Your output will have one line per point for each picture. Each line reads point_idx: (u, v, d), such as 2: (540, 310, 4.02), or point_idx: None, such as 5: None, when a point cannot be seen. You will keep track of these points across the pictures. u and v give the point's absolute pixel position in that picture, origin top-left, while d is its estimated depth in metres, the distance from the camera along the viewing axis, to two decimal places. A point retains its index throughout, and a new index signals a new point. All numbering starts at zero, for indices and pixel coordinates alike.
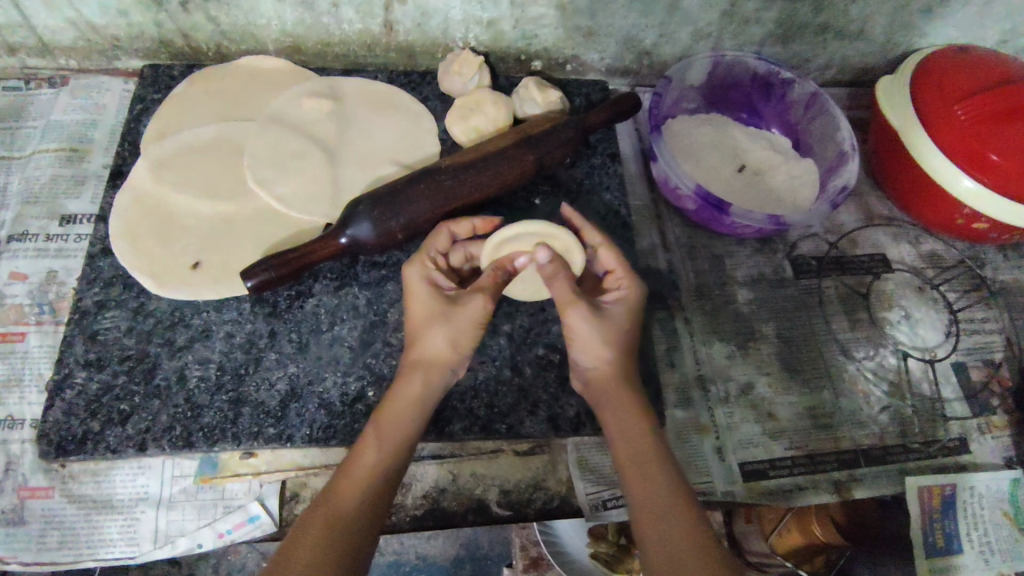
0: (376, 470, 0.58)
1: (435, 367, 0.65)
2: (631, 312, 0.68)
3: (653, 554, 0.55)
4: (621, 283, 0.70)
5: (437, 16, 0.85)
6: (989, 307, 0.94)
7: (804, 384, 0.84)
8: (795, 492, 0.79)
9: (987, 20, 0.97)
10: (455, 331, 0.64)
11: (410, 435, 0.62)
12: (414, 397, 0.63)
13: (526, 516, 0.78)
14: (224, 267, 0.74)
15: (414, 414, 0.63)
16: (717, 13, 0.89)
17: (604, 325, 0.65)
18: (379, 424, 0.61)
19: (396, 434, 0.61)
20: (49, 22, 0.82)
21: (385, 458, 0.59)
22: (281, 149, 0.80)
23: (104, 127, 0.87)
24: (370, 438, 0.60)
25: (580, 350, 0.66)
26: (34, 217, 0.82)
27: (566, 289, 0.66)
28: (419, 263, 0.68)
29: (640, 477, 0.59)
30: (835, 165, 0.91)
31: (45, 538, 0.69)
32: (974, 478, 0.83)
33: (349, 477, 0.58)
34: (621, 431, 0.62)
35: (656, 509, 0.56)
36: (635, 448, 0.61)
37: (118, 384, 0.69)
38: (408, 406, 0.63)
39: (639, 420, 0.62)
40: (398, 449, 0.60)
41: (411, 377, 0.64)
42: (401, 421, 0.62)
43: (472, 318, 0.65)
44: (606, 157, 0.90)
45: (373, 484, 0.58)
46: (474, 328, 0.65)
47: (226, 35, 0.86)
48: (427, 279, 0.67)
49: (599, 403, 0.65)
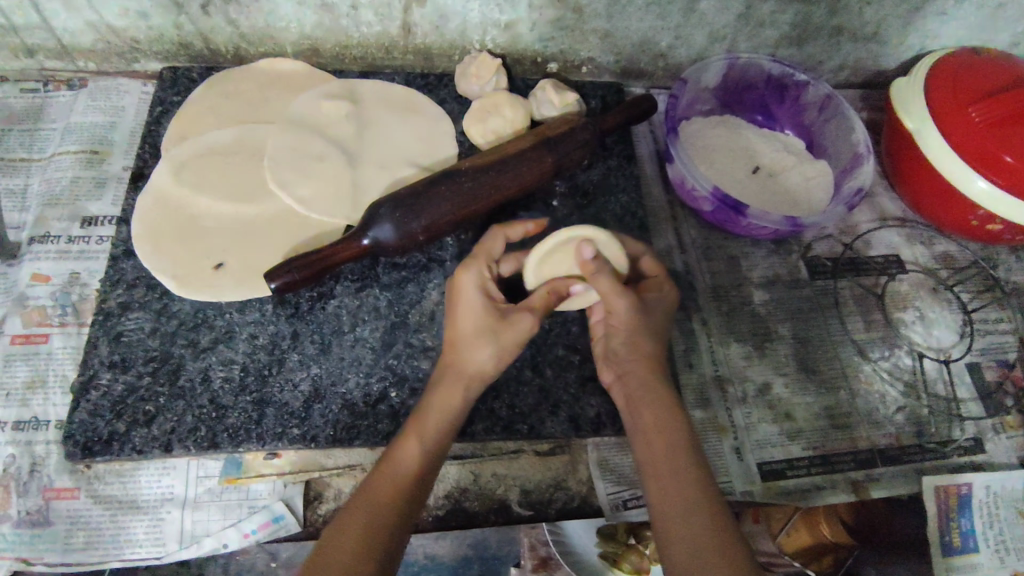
0: (412, 476, 0.59)
1: (477, 377, 0.65)
2: (666, 309, 0.69)
3: (678, 548, 0.55)
4: (661, 285, 0.70)
5: (455, 19, 0.86)
6: (1002, 307, 0.95)
7: (821, 384, 0.84)
8: (813, 492, 0.79)
9: (1000, 22, 0.97)
10: (504, 349, 0.64)
11: (443, 442, 0.62)
12: (453, 406, 0.63)
13: (547, 515, 0.79)
14: (246, 268, 0.74)
15: (450, 423, 0.63)
16: (733, 16, 0.90)
17: (642, 317, 0.66)
18: (416, 430, 0.61)
19: (433, 441, 0.61)
20: (69, 24, 0.82)
21: (420, 464, 0.60)
22: (302, 151, 0.80)
23: (123, 129, 0.88)
24: (404, 443, 0.61)
25: (620, 342, 0.67)
26: (56, 219, 0.82)
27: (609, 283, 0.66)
28: (476, 269, 0.67)
29: (669, 474, 0.59)
30: (848, 167, 0.92)
31: (71, 539, 0.69)
32: (989, 478, 0.84)
33: (384, 482, 0.58)
34: (653, 428, 0.62)
35: (684, 505, 0.57)
36: (666, 444, 0.61)
37: (143, 385, 0.70)
38: (445, 413, 0.63)
39: (672, 415, 0.62)
40: (432, 456, 0.61)
41: (452, 385, 0.64)
42: (438, 429, 0.62)
43: (518, 338, 0.65)
44: (622, 159, 0.91)
45: (407, 491, 0.58)
46: (519, 346, 0.65)
47: (246, 38, 0.86)
48: (480, 290, 0.66)
49: (634, 396, 0.65)
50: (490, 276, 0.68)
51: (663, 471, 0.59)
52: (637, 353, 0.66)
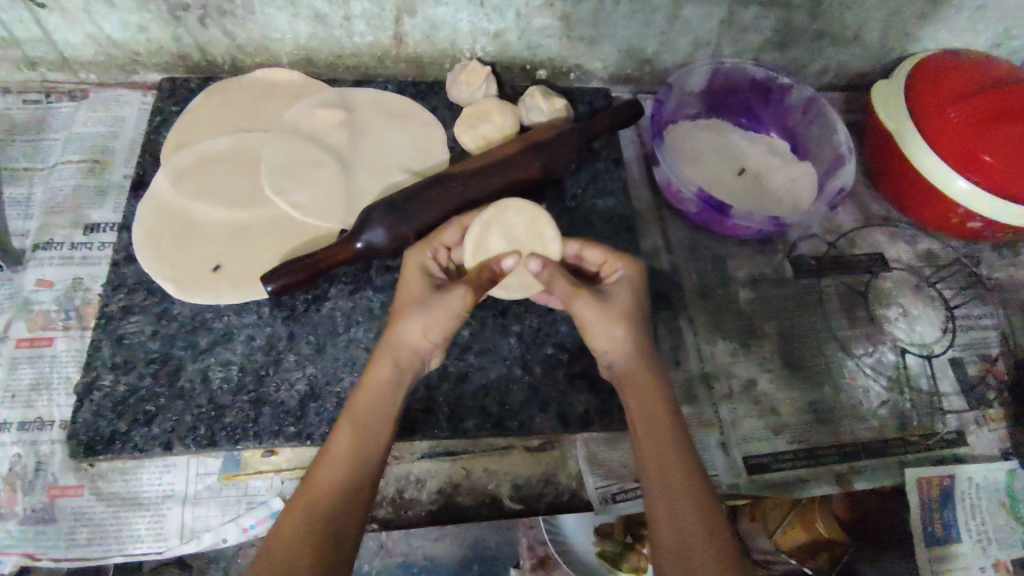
0: (353, 459, 0.61)
1: (406, 354, 0.67)
2: (633, 295, 0.70)
3: (663, 531, 0.58)
4: (616, 269, 0.72)
5: (445, 28, 0.89)
6: (985, 303, 0.96)
7: (805, 380, 0.86)
8: (798, 484, 0.81)
9: (979, 25, 0.99)
10: (429, 317, 0.65)
11: (379, 421, 0.64)
12: (383, 390, 0.65)
13: (537, 510, 0.78)
14: (244, 272, 0.77)
15: (385, 401, 0.65)
16: (717, 22, 0.92)
17: (609, 311, 0.67)
18: (349, 418, 0.63)
19: (369, 420, 0.63)
20: (70, 37, 0.85)
21: (359, 446, 0.62)
22: (298, 158, 0.83)
23: (125, 138, 0.90)
24: (341, 431, 0.63)
25: (598, 340, 0.68)
26: (59, 226, 0.85)
27: (567, 288, 0.67)
28: (421, 250, 0.71)
29: (654, 457, 0.62)
30: (830, 168, 0.94)
31: (74, 535, 0.70)
32: (971, 469, 0.85)
33: (325, 470, 0.60)
34: (642, 411, 0.65)
35: (667, 487, 0.60)
36: (652, 422, 0.64)
37: (144, 386, 0.72)
38: (377, 400, 0.65)
39: (658, 398, 0.65)
40: (370, 434, 0.63)
41: (380, 365, 0.66)
42: (370, 410, 0.64)
43: (450, 309, 0.65)
44: (610, 162, 0.94)
45: (348, 472, 0.60)
46: (451, 319, 0.66)
47: (242, 49, 0.89)
48: (421, 269, 0.70)
49: (626, 386, 0.68)
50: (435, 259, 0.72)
51: (655, 464, 0.62)
52: (615, 346, 0.68)
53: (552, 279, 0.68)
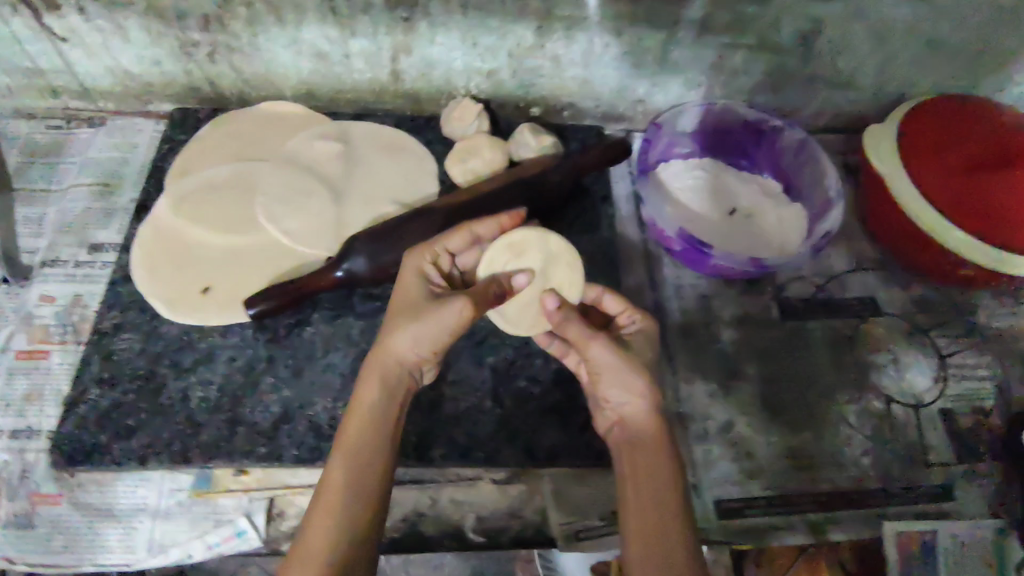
0: (353, 483, 0.60)
1: (394, 367, 0.66)
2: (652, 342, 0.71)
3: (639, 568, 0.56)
4: (633, 320, 0.73)
5: (440, 67, 0.92)
6: (981, 353, 0.94)
7: (785, 424, 0.85)
8: (771, 531, 0.79)
9: (979, 71, 0.98)
10: (422, 330, 0.65)
11: (373, 439, 0.63)
12: (374, 409, 0.64)
13: (500, 544, 0.78)
14: (231, 295, 0.80)
15: (376, 420, 0.64)
16: (706, 65, 0.94)
17: (624, 354, 0.67)
18: (342, 446, 0.62)
19: (362, 440, 0.62)
20: (90, 68, 0.91)
21: (354, 468, 0.60)
22: (293, 188, 0.87)
23: (135, 164, 0.95)
24: (336, 459, 0.61)
25: (610, 386, 0.67)
26: (66, 245, 0.89)
27: (579, 330, 0.67)
28: (418, 255, 0.71)
29: (645, 495, 0.60)
30: (819, 212, 0.94)
31: (52, 542, 0.73)
32: (958, 527, 0.81)
33: (325, 499, 0.59)
34: (641, 454, 0.64)
35: (653, 526, 0.58)
36: (648, 462, 0.63)
37: (127, 401, 0.75)
38: (370, 432, 0.63)
39: (658, 439, 0.64)
40: (367, 456, 0.61)
41: (369, 384, 0.66)
42: (361, 431, 0.63)
43: (446, 321, 0.65)
44: (597, 199, 0.95)
45: (348, 498, 0.59)
46: (447, 330, 0.65)
47: (248, 83, 0.94)
48: (417, 274, 0.70)
49: (627, 441, 0.66)
50: (431, 263, 0.72)
51: (641, 525, 0.59)
52: (629, 394, 0.66)
53: (565, 321, 0.67)
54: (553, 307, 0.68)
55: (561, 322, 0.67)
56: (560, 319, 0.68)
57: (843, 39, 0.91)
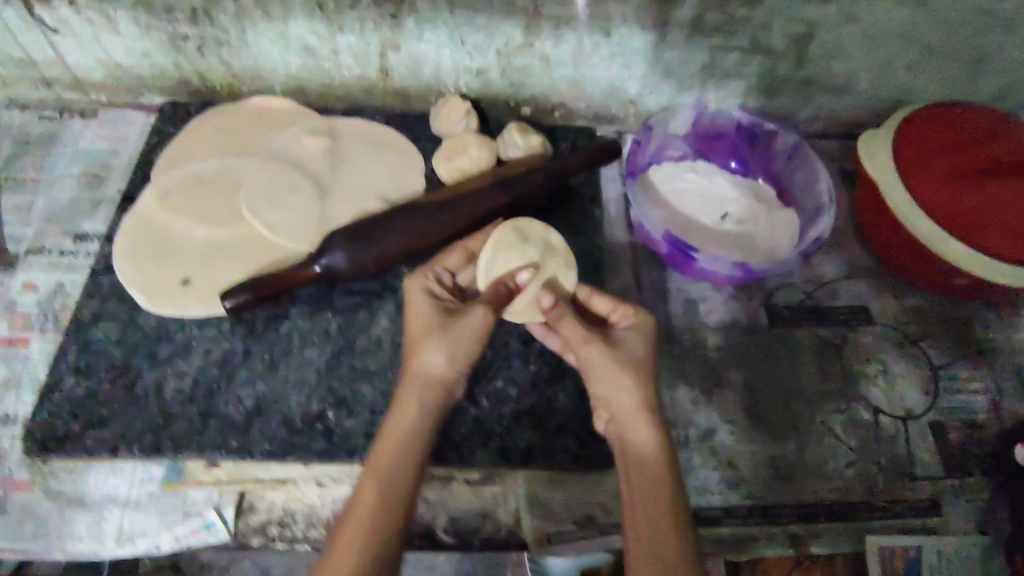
0: (380, 507, 0.59)
1: (431, 385, 0.65)
2: (645, 342, 0.69)
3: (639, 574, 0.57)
4: (627, 317, 0.71)
5: (428, 64, 0.92)
6: (975, 365, 0.91)
7: (768, 432, 0.83)
8: (749, 542, 0.78)
9: (980, 77, 0.96)
10: (449, 346, 0.66)
11: (406, 462, 0.62)
12: (407, 429, 0.63)
13: (471, 545, 0.77)
14: (210, 287, 0.80)
15: (410, 442, 0.63)
16: (698, 66, 0.93)
17: (615, 353, 0.66)
18: (373, 465, 0.61)
19: (395, 463, 0.61)
20: (82, 60, 0.92)
21: (384, 491, 0.60)
22: (277, 182, 0.87)
23: (124, 156, 0.96)
24: (367, 480, 0.61)
25: (603, 384, 0.66)
26: (52, 235, 0.90)
27: (576, 328, 0.68)
28: (423, 272, 0.72)
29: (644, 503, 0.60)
30: (812, 218, 0.92)
31: (22, 527, 0.74)
32: (943, 542, 0.79)
33: (353, 521, 0.58)
34: (636, 457, 0.63)
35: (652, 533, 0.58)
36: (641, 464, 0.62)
37: (102, 390, 0.75)
38: (399, 446, 0.62)
39: (650, 439, 0.63)
40: (400, 479, 0.61)
41: (406, 403, 0.64)
42: (395, 453, 0.62)
43: (470, 333, 0.67)
44: (585, 200, 0.94)
45: (377, 524, 0.58)
46: (472, 343, 0.67)
47: (238, 77, 0.94)
48: (425, 291, 0.70)
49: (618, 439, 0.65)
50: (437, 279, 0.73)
51: (641, 533, 0.59)
52: (621, 391, 0.65)
53: (565, 317, 0.69)
54: (552, 304, 0.70)
55: (559, 319, 0.69)
56: (558, 316, 0.69)
57: (836, 42, 0.90)
